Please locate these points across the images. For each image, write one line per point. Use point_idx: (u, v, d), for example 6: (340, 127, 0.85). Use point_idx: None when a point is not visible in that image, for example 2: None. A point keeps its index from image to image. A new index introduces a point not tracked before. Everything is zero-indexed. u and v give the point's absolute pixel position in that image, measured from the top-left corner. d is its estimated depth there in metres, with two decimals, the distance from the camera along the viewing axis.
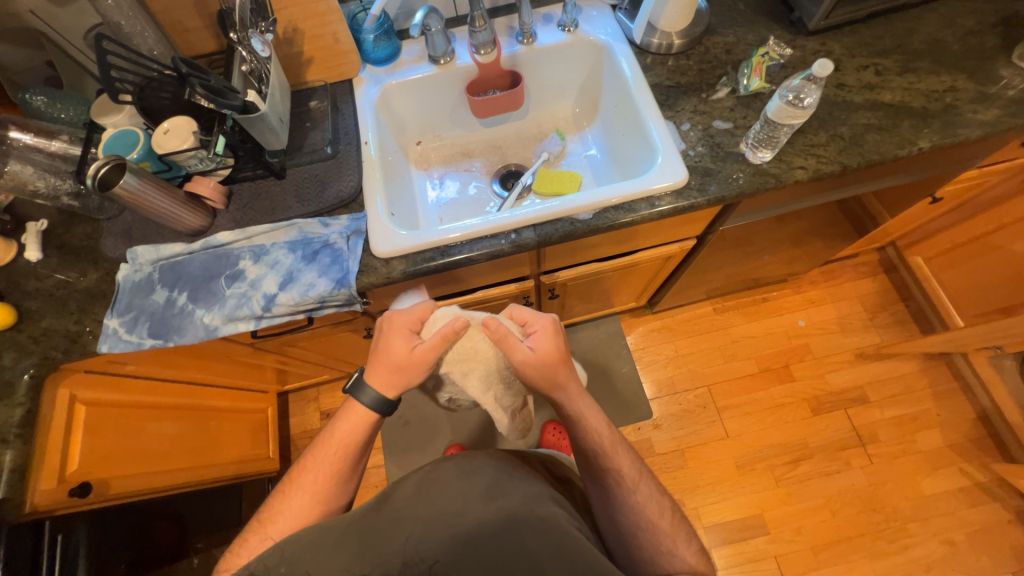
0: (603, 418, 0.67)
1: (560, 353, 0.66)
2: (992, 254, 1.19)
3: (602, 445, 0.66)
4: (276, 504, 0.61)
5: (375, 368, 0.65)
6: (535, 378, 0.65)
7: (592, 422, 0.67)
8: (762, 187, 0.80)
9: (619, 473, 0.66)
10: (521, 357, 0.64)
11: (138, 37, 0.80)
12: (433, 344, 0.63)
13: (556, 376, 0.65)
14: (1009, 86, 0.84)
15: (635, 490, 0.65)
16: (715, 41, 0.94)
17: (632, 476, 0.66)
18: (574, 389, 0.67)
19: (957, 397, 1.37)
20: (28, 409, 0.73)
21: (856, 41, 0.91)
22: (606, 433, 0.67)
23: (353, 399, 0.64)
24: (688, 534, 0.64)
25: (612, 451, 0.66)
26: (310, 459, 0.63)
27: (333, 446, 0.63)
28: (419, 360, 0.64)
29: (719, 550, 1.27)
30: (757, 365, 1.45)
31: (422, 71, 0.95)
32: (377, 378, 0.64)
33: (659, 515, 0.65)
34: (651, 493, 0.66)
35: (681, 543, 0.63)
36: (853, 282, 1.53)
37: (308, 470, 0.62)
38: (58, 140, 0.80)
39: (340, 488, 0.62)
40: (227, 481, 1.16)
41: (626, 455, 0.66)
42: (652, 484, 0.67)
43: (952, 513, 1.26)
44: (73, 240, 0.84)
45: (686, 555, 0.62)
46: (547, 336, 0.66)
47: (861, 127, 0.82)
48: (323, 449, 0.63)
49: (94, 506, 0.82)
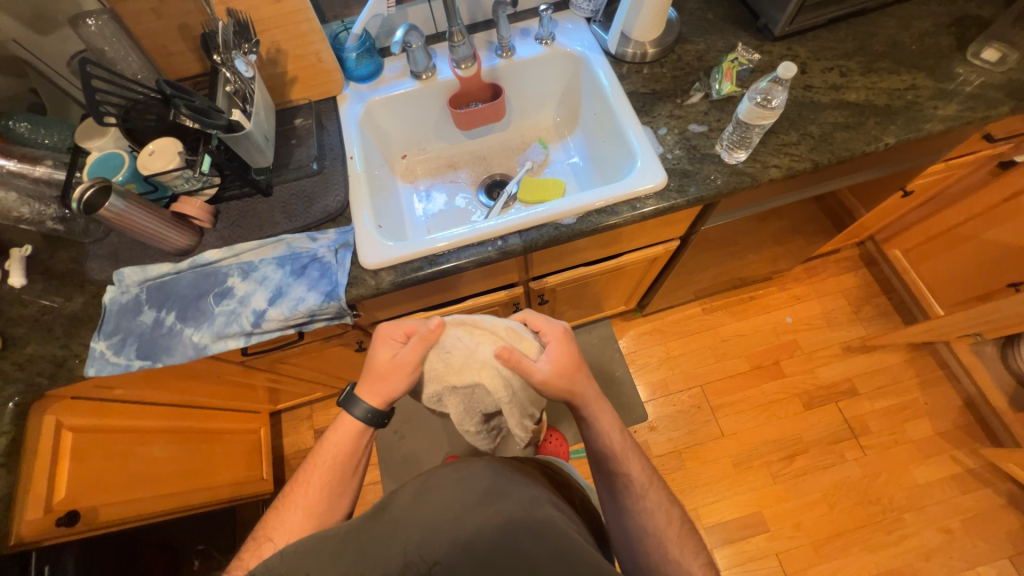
0: (616, 424, 0.68)
1: (576, 358, 0.68)
2: (966, 244, 1.23)
3: (614, 451, 0.67)
4: (271, 523, 0.61)
5: (365, 385, 0.65)
6: (553, 392, 0.66)
7: (606, 427, 0.68)
8: (739, 186, 0.82)
9: (628, 478, 0.66)
10: (541, 373, 0.65)
11: (122, 62, 0.82)
12: (414, 344, 0.65)
13: (574, 385, 0.67)
14: (965, 82, 0.88)
15: (644, 496, 0.65)
16: (687, 49, 0.97)
17: (641, 482, 0.66)
18: (592, 393, 0.68)
19: (943, 385, 1.40)
20: (13, 437, 0.71)
21: (820, 44, 0.95)
22: (619, 439, 0.68)
23: (346, 412, 0.65)
24: (696, 544, 0.64)
25: (623, 456, 0.67)
26: (308, 469, 0.63)
27: (329, 455, 0.64)
28: (401, 366, 0.65)
29: (721, 550, 1.26)
30: (747, 362, 1.47)
31: (405, 87, 0.97)
32: (368, 392, 0.65)
33: (666, 523, 0.64)
34: (661, 500, 0.66)
35: (687, 553, 0.62)
36: (835, 277, 1.56)
37: (304, 478, 0.63)
38: (43, 165, 0.80)
39: (333, 505, 0.61)
40: (219, 504, 1.14)
41: (638, 461, 0.67)
42: (663, 491, 0.67)
43: (946, 500, 1.27)
44: (58, 264, 0.83)
45: (691, 565, 0.61)
46: (562, 343, 0.68)
47: (830, 126, 0.86)
48: (317, 465, 0.64)
49: (82, 535, 0.80)
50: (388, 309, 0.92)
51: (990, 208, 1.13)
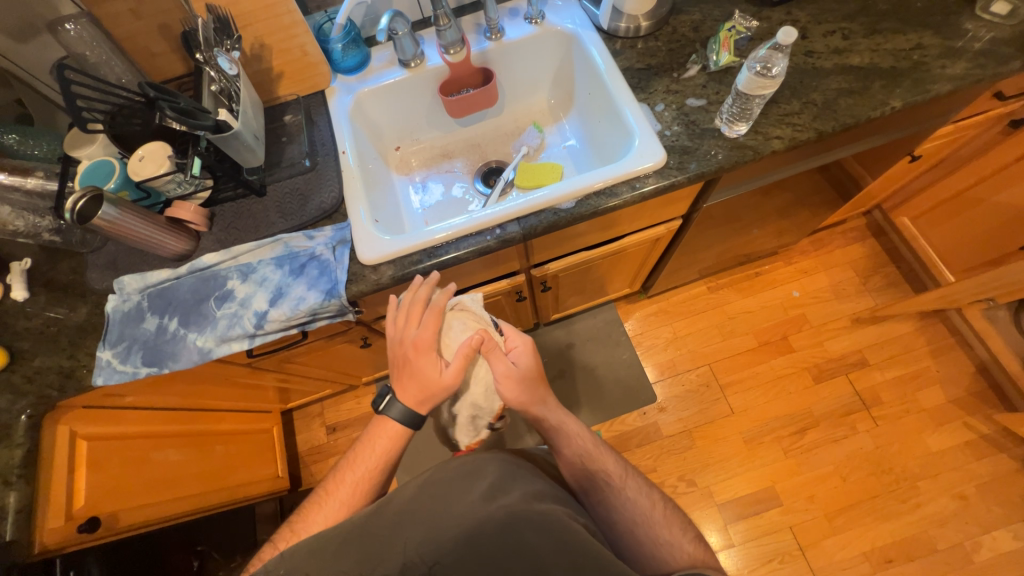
0: (580, 427, 0.71)
1: (537, 369, 0.69)
2: (975, 207, 1.20)
3: (587, 450, 0.70)
4: (309, 514, 0.60)
5: (408, 393, 0.63)
6: (516, 394, 0.67)
7: (572, 431, 0.71)
8: (741, 160, 0.80)
9: (606, 474, 0.68)
10: (504, 370, 0.65)
11: (105, 66, 0.80)
12: (460, 359, 0.62)
13: (537, 393, 0.68)
14: (974, 39, 0.84)
15: (623, 487, 0.67)
16: (681, 20, 0.94)
17: (618, 475, 0.68)
18: (553, 403, 0.70)
19: (954, 352, 1.38)
20: (28, 449, 0.72)
21: (820, 7, 0.92)
22: (588, 438, 0.71)
23: (392, 417, 0.63)
24: (682, 522, 0.65)
25: (596, 454, 0.70)
26: (349, 468, 0.62)
27: (371, 459, 0.63)
28: (448, 386, 0.63)
29: (735, 526, 1.27)
30: (755, 339, 1.46)
31: (395, 76, 0.95)
32: (406, 393, 0.63)
33: (650, 507, 0.65)
34: (640, 488, 0.68)
35: (676, 532, 0.63)
36: (843, 248, 1.53)
37: (344, 475, 0.62)
38: (34, 177, 0.80)
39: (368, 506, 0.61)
40: (236, 504, 1.15)
41: (610, 456, 0.70)
42: (639, 480, 0.69)
43: (961, 466, 1.27)
44: (58, 276, 0.83)
45: (683, 542, 0.61)
46: (527, 352, 0.68)
47: (833, 92, 0.83)
48: (358, 466, 0.62)
49: (104, 539, 0.82)
50: (390, 303, 0.92)
51: (999, 169, 1.10)
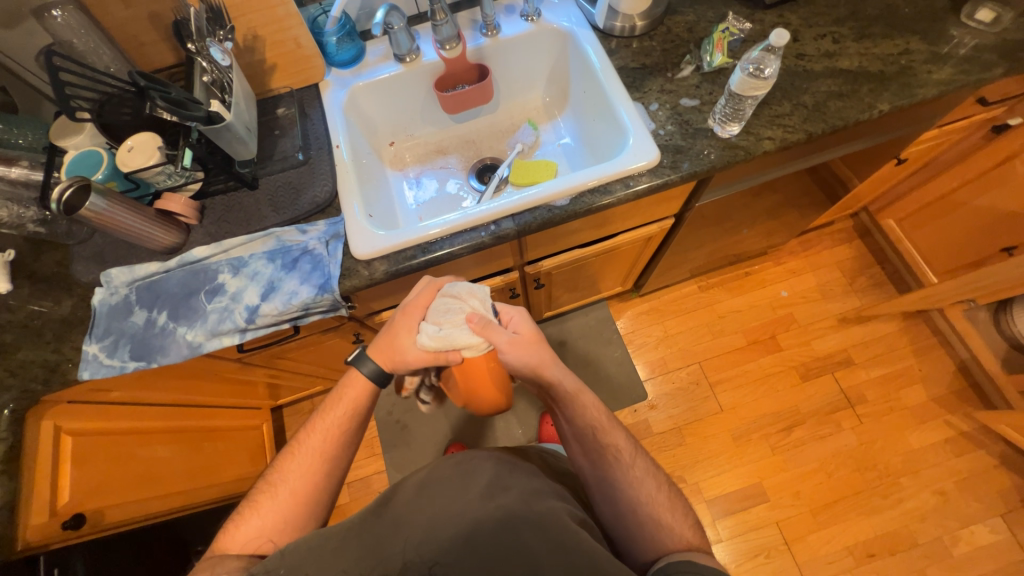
0: (595, 399, 0.69)
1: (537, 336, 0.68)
2: (958, 210, 1.23)
3: (599, 424, 0.68)
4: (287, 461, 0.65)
5: (378, 346, 0.68)
6: (523, 359, 0.64)
7: (586, 402, 0.69)
8: (733, 160, 0.81)
9: (616, 450, 0.67)
10: (509, 340, 0.64)
11: (93, 54, 0.78)
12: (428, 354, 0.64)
13: (544, 358, 0.66)
14: (960, 45, 0.86)
15: (632, 466, 0.66)
16: (676, 20, 0.95)
17: (629, 452, 0.68)
18: (563, 374, 0.67)
19: (937, 351, 1.41)
20: (11, 443, 0.70)
21: (811, 11, 0.93)
22: (603, 413, 0.69)
23: (357, 369, 0.68)
24: (683, 508, 0.65)
25: (609, 428, 0.68)
26: (322, 418, 0.67)
27: (341, 408, 0.67)
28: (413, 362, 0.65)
29: (722, 521, 1.29)
30: (744, 338, 1.48)
31: (389, 71, 0.95)
32: (377, 352, 0.67)
33: (655, 490, 0.65)
34: (647, 470, 0.67)
35: (678, 517, 0.63)
36: (830, 250, 1.56)
37: (316, 423, 0.67)
38: (19, 166, 0.77)
39: (337, 455, 0.65)
40: (223, 500, 1.14)
41: (622, 433, 0.69)
42: (648, 461, 0.69)
43: (941, 463, 1.30)
44: (43, 268, 0.81)
45: (682, 528, 0.61)
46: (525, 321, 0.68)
47: (823, 95, 0.84)
48: (328, 413, 0.67)
49: (86, 537, 0.80)
50: (384, 299, 0.92)
51: (982, 173, 1.13)
